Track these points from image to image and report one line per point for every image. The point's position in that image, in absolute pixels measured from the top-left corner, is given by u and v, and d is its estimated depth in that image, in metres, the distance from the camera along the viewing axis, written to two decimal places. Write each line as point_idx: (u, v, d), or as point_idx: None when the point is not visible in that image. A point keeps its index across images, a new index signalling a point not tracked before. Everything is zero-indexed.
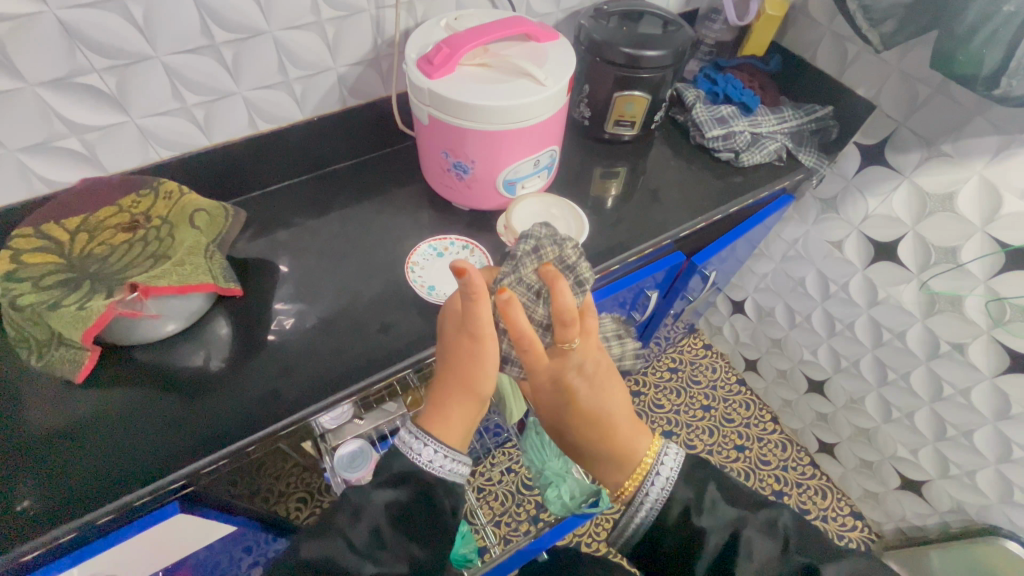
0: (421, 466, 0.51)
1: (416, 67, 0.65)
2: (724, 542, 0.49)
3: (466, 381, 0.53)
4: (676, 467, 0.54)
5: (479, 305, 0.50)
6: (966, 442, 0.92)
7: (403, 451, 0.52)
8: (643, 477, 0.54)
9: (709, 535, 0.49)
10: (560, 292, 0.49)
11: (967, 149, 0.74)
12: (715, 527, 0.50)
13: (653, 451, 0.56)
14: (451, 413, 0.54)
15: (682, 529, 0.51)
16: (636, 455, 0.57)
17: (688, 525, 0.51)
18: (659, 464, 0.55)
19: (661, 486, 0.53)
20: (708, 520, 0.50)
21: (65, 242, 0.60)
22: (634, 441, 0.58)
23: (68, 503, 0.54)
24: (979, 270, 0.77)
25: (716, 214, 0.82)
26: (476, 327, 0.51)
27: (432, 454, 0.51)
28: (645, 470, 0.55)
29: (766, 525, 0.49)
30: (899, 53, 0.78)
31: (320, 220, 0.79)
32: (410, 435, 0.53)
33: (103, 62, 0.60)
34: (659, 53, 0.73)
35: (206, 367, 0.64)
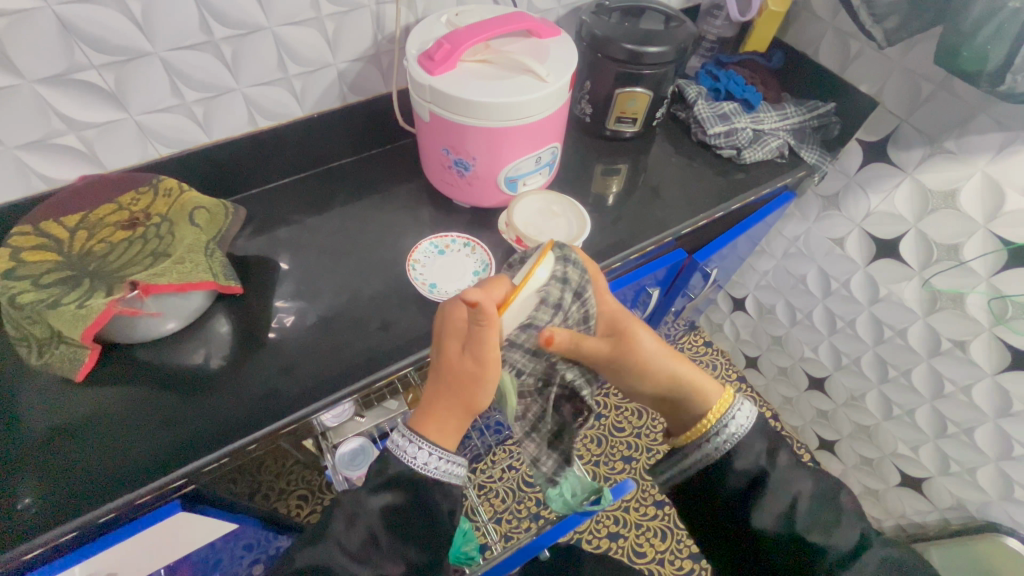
0: (415, 469, 0.50)
1: (417, 63, 0.64)
2: (789, 495, 0.52)
3: (466, 396, 0.52)
4: (750, 416, 0.56)
5: (492, 328, 0.48)
6: (966, 439, 0.92)
7: (395, 454, 0.51)
8: (713, 424, 0.55)
9: (774, 486, 0.52)
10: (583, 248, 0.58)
11: (970, 146, 0.74)
12: (780, 481, 0.53)
13: (724, 404, 0.56)
14: (449, 423, 0.52)
15: (750, 480, 0.54)
16: (705, 404, 0.57)
17: (755, 474, 0.53)
18: (730, 415, 0.55)
19: (737, 426, 0.55)
20: (776, 473, 0.53)
21: (65, 239, 0.60)
22: (700, 392, 0.58)
23: (68, 502, 0.54)
24: (981, 268, 0.77)
25: (718, 211, 0.81)
26: (482, 351, 0.49)
27: (427, 457, 0.50)
28: (716, 417, 0.55)
29: (824, 492, 0.53)
30: (902, 48, 0.77)
31: (320, 217, 0.79)
32: (402, 438, 0.51)
33: (102, 58, 0.59)
34: (661, 49, 0.72)
35: (206, 365, 0.64)
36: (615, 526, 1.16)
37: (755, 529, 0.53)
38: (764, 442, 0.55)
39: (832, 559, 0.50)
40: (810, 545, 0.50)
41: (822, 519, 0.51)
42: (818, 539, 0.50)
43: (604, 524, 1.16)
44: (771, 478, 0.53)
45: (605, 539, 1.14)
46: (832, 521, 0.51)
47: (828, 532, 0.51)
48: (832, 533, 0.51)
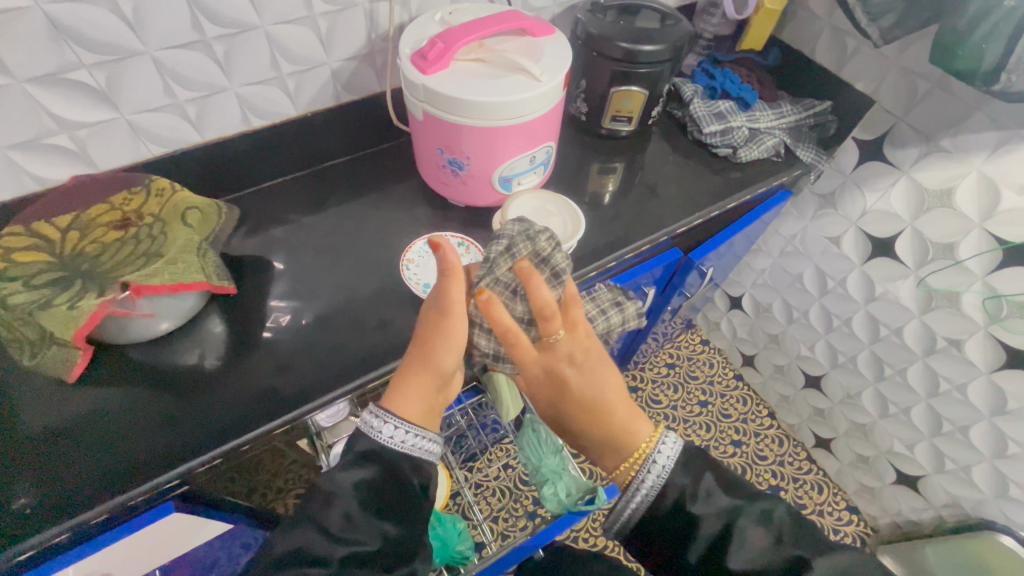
0: (383, 443, 0.51)
1: (411, 62, 0.64)
2: (717, 531, 0.50)
3: (431, 355, 0.54)
4: (673, 455, 0.54)
5: (453, 283, 0.54)
6: (961, 438, 0.92)
7: (364, 431, 0.52)
8: (639, 464, 0.54)
9: (703, 523, 0.50)
10: (537, 287, 0.53)
11: (966, 144, 0.74)
12: (709, 514, 0.50)
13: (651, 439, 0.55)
14: (410, 392, 0.54)
15: (675, 516, 0.52)
16: (632, 442, 0.56)
17: (682, 511, 0.52)
18: (655, 451, 0.54)
19: (656, 474, 0.53)
20: (704, 507, 0.51)
21: (56, 239, 0.59)
22: (632, 429, 0.57)
23: (60, 504, 0.54)
24: (978, 267, 0.77)
25: (714, 210, 0.81)
26: (446, 301, 0.54)
27: (393, 430, 0.51)
28: (643, 455, 0.54)
29: (761, 516, 0.50)
30: (899, 47, 0.77)
31: (315, 217, 0.79)
32: (371, 414, 0.52)
33: (92, 57, 0.59)
34: (656, 48, 0.72)
35: (201, 365, 0.64)
36: None
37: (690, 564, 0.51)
38: (688, 478, 0.52)
39: None
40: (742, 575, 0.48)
41: (754, 543, 0.49)
42: (748, 566, 0.48)
43: (600, 522, 1.16)
44: (696, 515, 0.51)
45: (602, 537, 1.14)
46: (768, 547, 0.48)
47: (760, 559, 0.48)
48: (768, 558, 0.48)
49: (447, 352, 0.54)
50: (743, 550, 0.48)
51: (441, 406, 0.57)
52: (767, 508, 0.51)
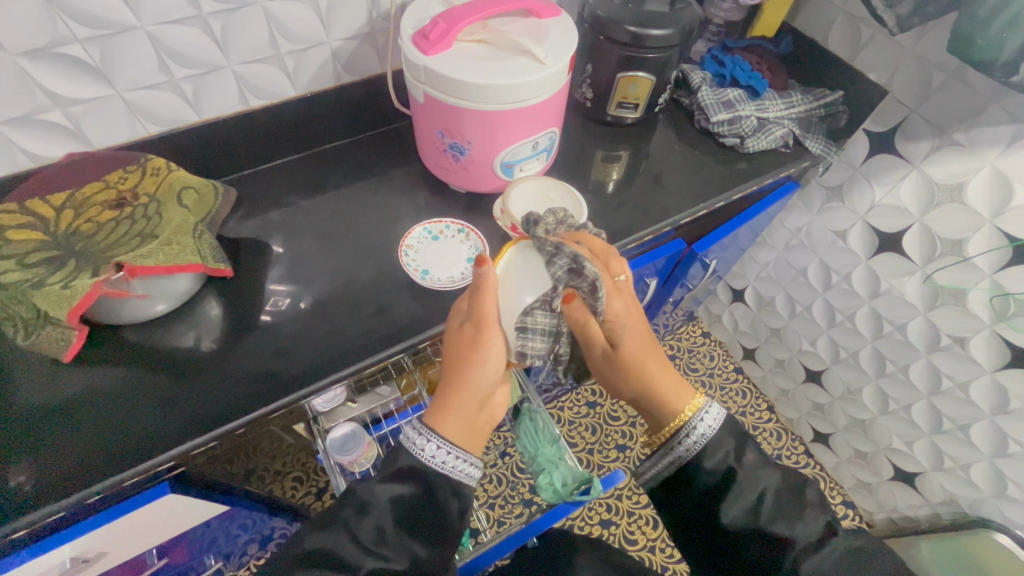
0: (424, 462, 0.51)
1: (412, 43, 0.62)
2: (756, 494, 0.52)
3: (466, 369, 0.53)
4: (715, 424, 0.55)
5: (486, 297, 0.53)
6: (962, 436, 0.92)
7: (405, 447, 0.52)
8: (678, 428, 0.55)
9: (743, 484, 0.52)
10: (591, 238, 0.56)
11: (979, 138, 0.72)
12: (746, 477, 0.52)
13: (693, 406, 0.56)
14: (449, 411, 0.53)
15: (720, 477, 0.53)
16: (674, 409, 0.57)
17: (723, 471, 0.53)
18: (696, 419, 0.55)
19: (698, 436, 0.54)
20: (744, 470, 0.53)
21: (50, 218, 0.59)
22: (675, 392, 0.58)
23: (56, 483, 0.54)
24: (985, 264, 0.76)
25: (720, 201, 0.80)
26: (478, 317, 0.53)
27: (435, 450, 0.51)
28: (684, 418, 0.55)
29: (793, 487, 0.52)
30: (915, 36, 0.74)
31: (313, 200, 0.78)
32: (413, 431, 0.52)
33: (86, 32, 0.58)
34: (664, 32, 0.70)
35: (196, 348, 0.63)
36: (607, 513, 1.16)
37: (721, 526, 0.52)
38: (733, 440, 0.55)
39: (798, 548, 0.49)
40: (776, 536, 0.49)
41: (789, 509, 0.51)
42: (783, 529, 0.50)
43: (596, 511, 1.17)
44: (738, 475, 0.52)
45: (597, 526, 1.15)
46: (797, 513, 0.51)
47: (792, 524, 0.50)
48: (802, 526, 0.50)
49: (473, 368, 0.53)
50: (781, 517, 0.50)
51: (485, 426, 0.56)
52: (798, 482, 0.53)
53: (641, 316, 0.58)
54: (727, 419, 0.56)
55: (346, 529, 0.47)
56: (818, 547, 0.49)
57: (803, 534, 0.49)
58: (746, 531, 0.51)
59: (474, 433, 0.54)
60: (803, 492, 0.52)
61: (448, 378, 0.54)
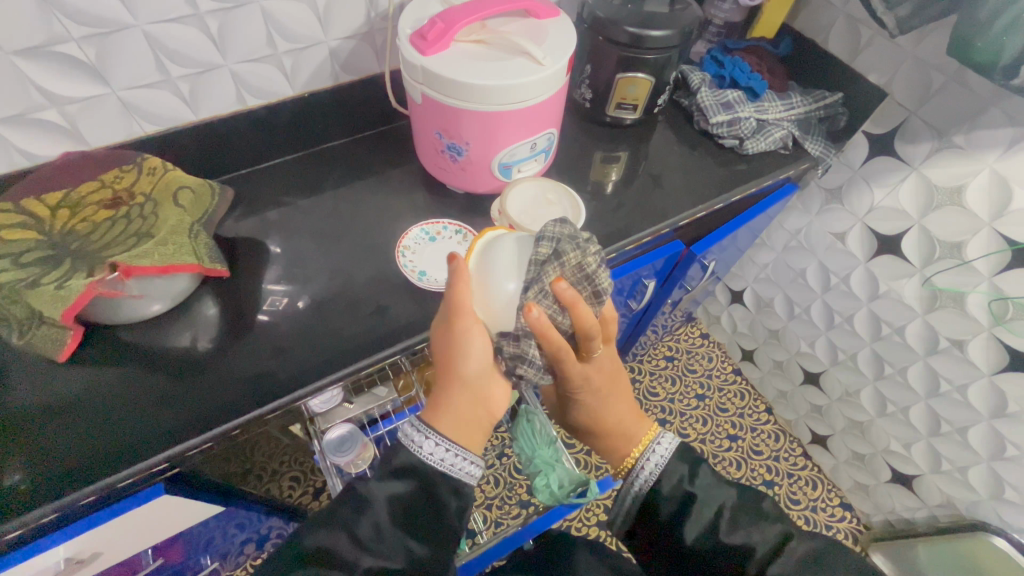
0: (423, 459, 0.51)
1: (410, 43, 0.62)
2: (713, 512, 0.52)
3: (455, 368, 0.53)
4: (667, 454, 0.57)
5: (463, 289, 0.52)
6: (959, 439, 0.92)
7: (404, 445, 0.52)
8: (637, 456, 0.58)
9: (700, 503, 0.52)
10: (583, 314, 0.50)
11: (978, 141, 0.72)
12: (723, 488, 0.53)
13: (649, 436, 0.59)
14: (447, 401, 0.53)
15: (676, 501, 0.53)
16: (632, 439, 0.61)
17: (680, 495, 0.53)
18: (652, 448, 0.57)
19: (651, 469, 0.56)
20: (698, 489, 0.53)
21: (45, 217, 0.58)
22: (634, 423, 0.62)
23: (50, 484, 0.53)
24: (984, 267, 0.75)
25: (718, 203, 0.80)
26: (456, 306, 0.52)
27: (434, 447, 0.51)
28: (643, 447, 0.58)
29: (750, 500, 0.53)
30: (915, 38, 0.74)
31: (311, 200, 0.77)
32: (413, 429, 0.52)
33: (82, 30, 0.57)
34: (663, 33, 0.69)
35: (193, 348, 0.63)
36: (605, 514, 1.16)
37: (687, 550, 0.52)
38: (686, 465, 0.56)
39: (761, 556, 0.48)
40: (737, 549, 0.49)
41: (747, 521, 0.51)
42: (742, 541, 0.49)
43: (593, 512, 1.17)
44: (693, 496, 0.53)
45: (595, 527, 1.15)
46: (758, 523, 0.50)
47: (750, 533, 0.50)
48: (758, 535, 0.49)
49: (462, 355, 0.52)
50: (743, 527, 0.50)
51: (484, 421, 0.55)
52: (754, 494, 0.53)
53: (610, 363, 0.61)
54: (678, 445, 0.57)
55: (343, 531, 0.46)
56: (777, 554, 0.48)
57: (761, 542, 0.49)
58: (707, 547, 0.51)
59: (473, 428, 0.54)
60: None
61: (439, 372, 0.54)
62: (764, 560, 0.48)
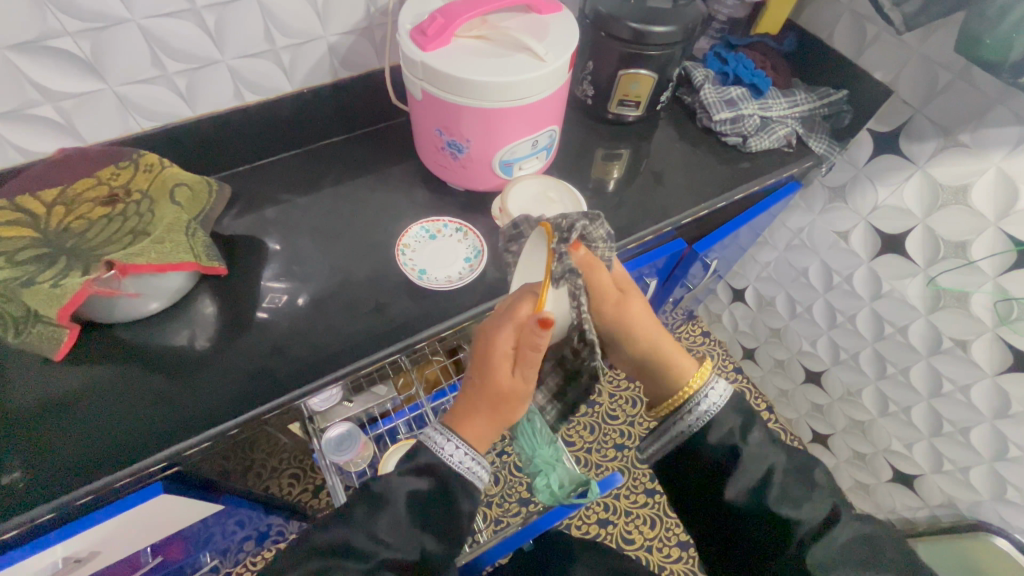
0: (444, 460, 0.50)
1: (410, 39, 0.61)
2: (761, 473, 0.51)
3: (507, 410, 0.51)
4: (722, 398, 0.54)
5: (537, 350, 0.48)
6: (962, 440, 0.91)
7: (425, 445, 0.51)
8: (687, 398, 0.55)
9: (749, 463, 0.51)
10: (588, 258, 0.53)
11: (985, 140, 0.71)
12: (757, 455, 0.52)
13: (700, 375, 0.55)
14: (474, 419, 0.51)
15: (724, 453, 0.53)
16: (681, 374, 0.56)
17: (728, 449, 0.52)
18: (705, 391, 0.54)
19: (704, 411, 0.54)
20: (749, 448, 0.52)
21: (41, 215, 0.58)
22: (680, 366, 0.57)
23: (46, 483, 0.53)
24: (990, 267, 0.75)
25: (721, 201, 0.79)
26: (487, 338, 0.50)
27: (454, 450, 0.51)
28: (692, 392, 0.55)
29: (800, 471, 0.52)
30: (921, 35, 0.73)
31: (309, 198, 0.77)
32: (434, 430, 0.52)
33: (76, 25, 0.56)
34: (667, 29, 0.68)
35: (191, 347, 0.62)
36: (605, 513, 1.16)
37: (727, 504, 0.52)
38: (739, 418, 0.54)
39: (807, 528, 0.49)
40: (785, 518, 0.49)
41: (795, 490, 0.50)
42: (790, 512, 0.49)
43: (593, 510, 1.16)
44: (744, 453, 0.52)
45: (595, 525, 1.15)
46: (806, 494, 0.50)
47: (799, 506, 0.50)
48: (808, 509, 0.49)
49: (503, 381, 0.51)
50: (789, 497, 0.50)
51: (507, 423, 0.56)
52: (803, 464, 0.53)
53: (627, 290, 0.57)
54: (734, 395, 0.55)
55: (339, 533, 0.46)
56: (821, 534, 0.49)
57: (808, 518, 0.49)
58: (752, 511, 0.51)
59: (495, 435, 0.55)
60: (811, 474, 0.52)
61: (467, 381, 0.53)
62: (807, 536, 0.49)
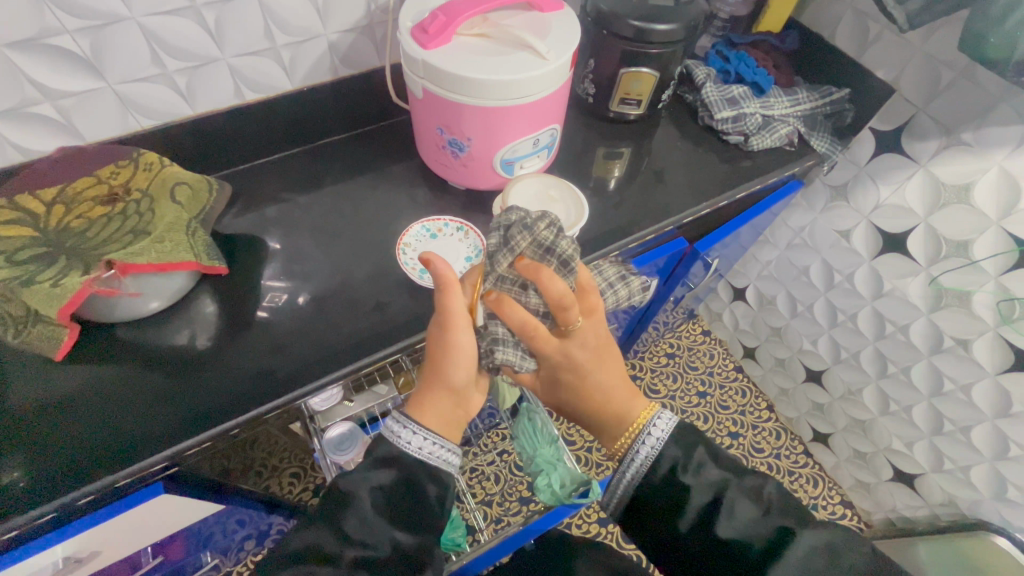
0: (406, 451, 0.51)
1: (411, 37, 0.61)
2: (705, 502, 0.50)
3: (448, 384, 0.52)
4: (667, 430, 0.55)
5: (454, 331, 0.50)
6: (962, 438, 0.91)
7: (388, 438, 0.51)
8: (635, 434, 0.55)
9: (692, 495, 0.51)
10: (549, 281, 0.49)
11: (988, 138, 0.70)
12: (699, 486, 0.51)
13: (646, 414, 0.57)
14: (429, 401, 0.52)
15: (668, 487, 0.53)
16: (626, 418, 0.57)
17: (671, 483, 0.52)
18: (650, 425, 0.55)
19: (651, 445, 0.54)
20: (693, 479, 0.52)
21: (40, 213, 0.57)
22: (627, 402, 0.58)
23: (47, 483, 0.53)
24: (991, 267, 0.75)
25: (723, 200, 0.79)
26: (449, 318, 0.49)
27: (420, 440, 0.51)
28: (639, 426, 0.56)
29: (750, 491, 0.51)
30: (924, 33, 0.73)
31: (310, 196, 0.76)
32: (395, 420, 0.51)
33: (75, 22, 0.56)
34: (669, 27, 0.68)
35: (191, 346, 0.62)
36: (605, 512, 1.16)
37: (678, 538, 0.51)
38: (680, 450, 0.54)
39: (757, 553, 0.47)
40: (729, 543, 0.48)
41: (743, 515, 0.49)
42: (736, 537, 0.48)
43: (593, 510, 1.16)
44: (685, 486, 0.51)
45: (596, 524, 1.15)
46: (756, 518, 0.49)
47: (748, 528, 0.48)
48: (753, 531, 0.48)
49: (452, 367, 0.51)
50: (732, 523, 0.49)
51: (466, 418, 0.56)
52: (756, 483, 0.51)
53: (598, 337, 0.56)
54: (680, 426, 0.56)
55: (339, 534, 0.46)
56: (771, 555, 0.47)
57: (755, 538, 0.48)
58: (700, 540, 0.50)
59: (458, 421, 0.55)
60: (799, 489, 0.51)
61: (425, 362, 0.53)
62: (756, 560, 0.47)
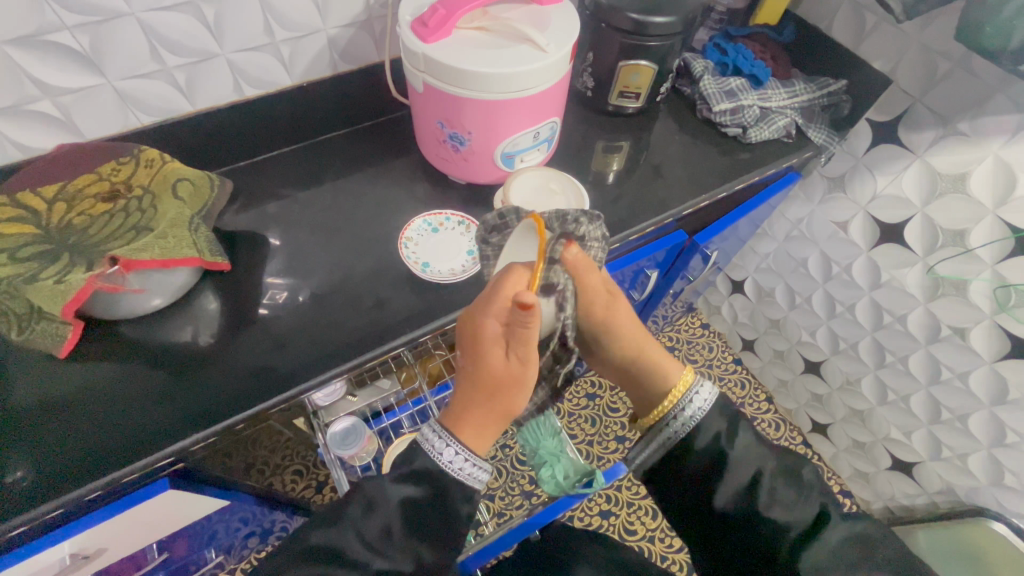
0: (441, 466, 0.50)
1: (411, 30, 0.61)
2: (747, 477, 0.51)
3: (507, 403, 0.50)
4: (707, 403, 0.54)
5: (529, 365, 0.49)
6: (960, 426, 0.92)
7: (421, 448, 0.51)
8: (672, 405, 0.55)
9: (733, 468, 0.51)
10: (587, 245, 0.55)
11: (984, 128, 0.71)
12: (740, 459, 0.52)
13: (685, 381, 0.56)
14: (486, 430, 0.51)
15: (709, 460, 0.53)
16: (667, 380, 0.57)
17: (714, 453, 0.53)
18: (689, 396, 0.55)
19: (691, 413, 0.54)
20: (736, 453, 0.52)
21: (43, 211, 0.57)
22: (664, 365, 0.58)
23: (55, 478, 0.53)
24: (988, 255, 0.75)
25: (721, 192, 0.79)
26: (527, 351, 0.48)
27: (453, 455, 0.50)
28: (678, 395, 0.55)
29: (789, 472, 0.52)
30: (920, 23, 0.73)
31: (311, 192, 0.76)
32: (432, 432, 0.51)
33: (75, 18, 0.56)
34: (668, 20, 0.68)
35: (195, 342, 0.62)
36: (607, 504, 1.17)
37: (716, 512, 0.52)
38: (726, 422, 0.54)
39: (796, 533, 0.49)
40: (772, 524, 0.49)
41: (784, 494, 0.50)
42: (779, 516, 0.49)
43: (596, 502, 1.17)
44: (728, 459, 0.52)
45: (597, 516, 1.15)
46: (796, 498, 0.50)
47: (789, 509, 0.50)
48: (795, 511, 0.49)
49: (516, 396, 0.50)
50: (774, 501, 0.50)
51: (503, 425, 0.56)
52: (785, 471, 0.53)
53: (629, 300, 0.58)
54: (718, 400, 0.55)
55: (342, 533, 0.47)
56: (809, 537, 0.48)
57: (796, 519, 0.49)
58: (741, 520, 0.51)
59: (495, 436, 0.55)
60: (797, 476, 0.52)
61: (462, 383, 0.51)
62: (795, 540, 0.49)
